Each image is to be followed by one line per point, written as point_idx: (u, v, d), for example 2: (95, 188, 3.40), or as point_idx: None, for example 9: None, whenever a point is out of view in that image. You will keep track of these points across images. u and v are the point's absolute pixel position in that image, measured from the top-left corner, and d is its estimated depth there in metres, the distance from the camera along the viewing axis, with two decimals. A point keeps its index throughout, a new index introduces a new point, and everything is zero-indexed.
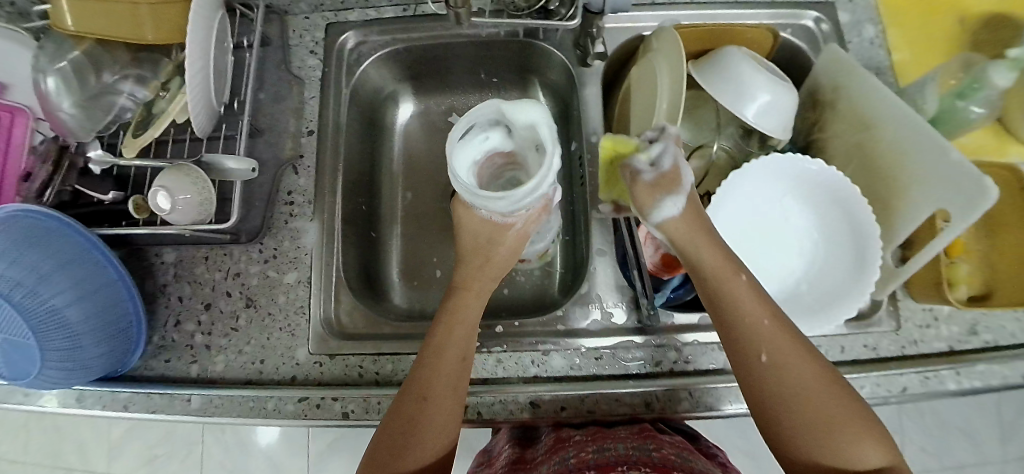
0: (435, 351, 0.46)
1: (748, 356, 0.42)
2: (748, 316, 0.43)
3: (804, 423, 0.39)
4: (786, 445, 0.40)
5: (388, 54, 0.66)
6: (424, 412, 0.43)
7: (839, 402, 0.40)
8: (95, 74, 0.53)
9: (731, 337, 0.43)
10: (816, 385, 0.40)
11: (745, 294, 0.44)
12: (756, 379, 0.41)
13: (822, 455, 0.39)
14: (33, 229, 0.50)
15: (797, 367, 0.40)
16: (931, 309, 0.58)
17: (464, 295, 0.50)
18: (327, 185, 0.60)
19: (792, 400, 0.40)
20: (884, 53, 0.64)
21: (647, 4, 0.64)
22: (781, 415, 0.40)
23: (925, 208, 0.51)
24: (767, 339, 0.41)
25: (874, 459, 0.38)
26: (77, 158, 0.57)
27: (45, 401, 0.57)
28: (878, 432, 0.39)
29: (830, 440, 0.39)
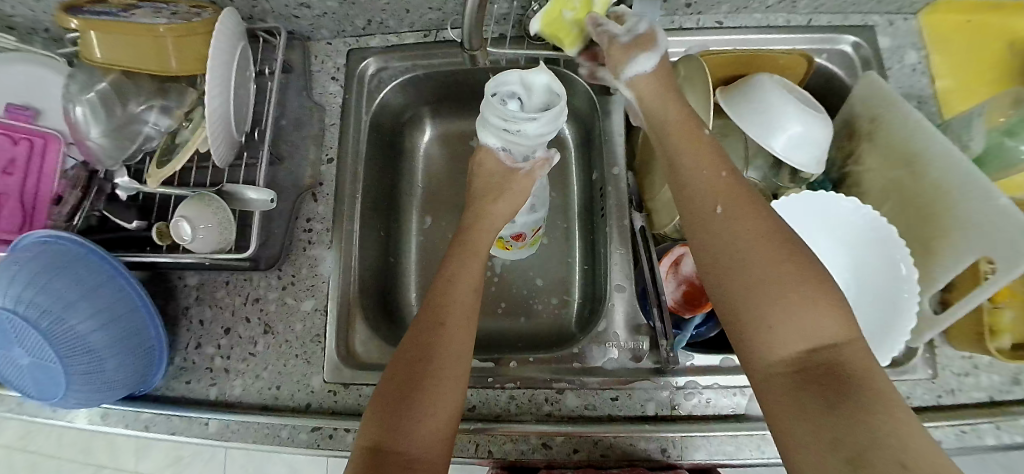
0: (447, 281, 0.49)
1: (702, 208, 0.40)
2: (701, 171, 0.42)
3: (757, 287, 0.36)
4: (739, 312, 0.37)
5: (408, 80, 0.66)
6: (439, 336, 0.45)
7: (792, 263, 0.37)
8: (121, 104, 0.55)
9: (685, 196, 0.42)
10: (769, 244, 0.37)
11: (701, 152, 0.43)
12: (707, 232, 0.40)
13: (777, 322, 0.35)
14: (61, 257, 0.52)
15: (751, 221, 0.38)
16: (970, 356, 0.55)
17: (466, 259, 0.51)
18: (346, 211, 0.61)
19: (743, 259, 0.37)
20: (926, 81, 0.61)
21: (674, 29, 0.62)
22: (733, 276, 0.37)
23: (968, 254, 0.48)
24: (721, 194, 0.40)
25: (831, 336, 0.35)
26: (105, 184, 0.60)
27: (74, 418, 0.59)
28: (841, 308, 0.36)
29: (785, 306, 0.35)
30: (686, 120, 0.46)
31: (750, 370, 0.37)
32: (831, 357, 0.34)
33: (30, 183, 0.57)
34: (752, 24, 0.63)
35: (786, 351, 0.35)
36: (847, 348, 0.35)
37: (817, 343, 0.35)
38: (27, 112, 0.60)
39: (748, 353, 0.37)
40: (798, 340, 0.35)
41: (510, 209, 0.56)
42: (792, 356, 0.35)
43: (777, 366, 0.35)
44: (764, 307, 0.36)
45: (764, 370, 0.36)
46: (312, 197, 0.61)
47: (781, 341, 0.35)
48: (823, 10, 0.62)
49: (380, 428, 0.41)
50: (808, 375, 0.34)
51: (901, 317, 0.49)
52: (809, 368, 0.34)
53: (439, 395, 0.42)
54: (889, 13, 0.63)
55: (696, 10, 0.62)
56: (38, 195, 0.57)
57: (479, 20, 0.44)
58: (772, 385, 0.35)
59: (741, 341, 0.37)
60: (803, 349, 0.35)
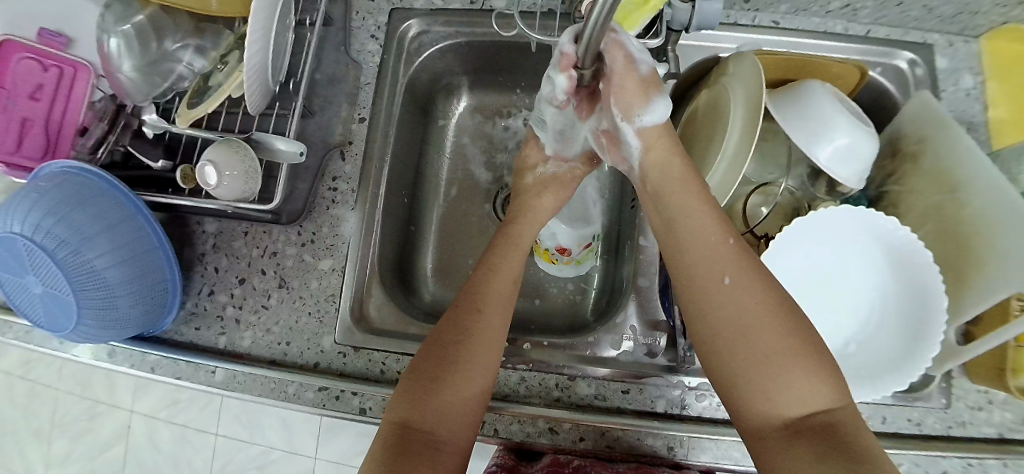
0: (489, 271, 0.50)
1: (708, 277, 0.42)
2: (708, 233, 0.43)
3: (758, 358, 0.39)
4: (738, 377, 0.40)
5: (448, 47, 0.64)
6: (479, 328, 0.46)
7: (794, 334, 0.39)
8: (156, 40, 0.54)
9: (690, 259, 0.44)
10: (773, 316, 0.39)
11: (708, 212, 0.44)
12: (708, 298, 0.42)
13: (775, 392, 0.38)
14: (83, 189, 0.51)
15: (756, 292, 0.40)
16: (986, 391, 0.54)
17: (509, 251, 0.52)
18: (373, 173, 0.60)
19: (747, 330, 0.39)
20: (979, 107, 0.59)
21: (728, 23, 0.61)
22: (734, 345, 0.40)
23: (1001, 291, 0.47)
24: (723, 261, 0.42)
25: (826, 401, 0.37)
26: (132, 119, 0.58)
27: (80, 352, 0.60)
28: (834, 375, 0.38)
29: (781, 378, 0.38)
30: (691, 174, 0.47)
31: (745, 426, 0.40)
32: (826, 421, 0.36)
33: (55, 112, 0.57)
34: (808, 28, 0.61)
35: (781, 416, 0.38)
36: (841, 414, 0.37)
37: (812, 409, 0.37)
38: (60, 39, 0.59)
39: (744, 413, 0.39)
40: (793, 405, 0.37)
41: (556, 202, 0.59)
42: (790, 419, 0.37)
43: (774, 428, 0.38)
44: (763, 375, 0.38)
45: (760, 429, 0.39)
46: (339, 155, 0.61)
47: (779, 407, 0.38)
48: (883, 22, 0.60)
49: (410, 406, 0.42)
50: (804, 438, 0.36)
51: (926, 341, 0.48)
52: (805, 430, 0.37)
53: (464, 400, 0.43)
54: (951, 32, 0.61)
55: (753, 7, 0.60)
56: (64, 123, 0.57)
57: (603, 31, 0.34)
58: (770, 445, 0.37)
59: (739, 402, 0.40)
60: (798, 413, 0.37)
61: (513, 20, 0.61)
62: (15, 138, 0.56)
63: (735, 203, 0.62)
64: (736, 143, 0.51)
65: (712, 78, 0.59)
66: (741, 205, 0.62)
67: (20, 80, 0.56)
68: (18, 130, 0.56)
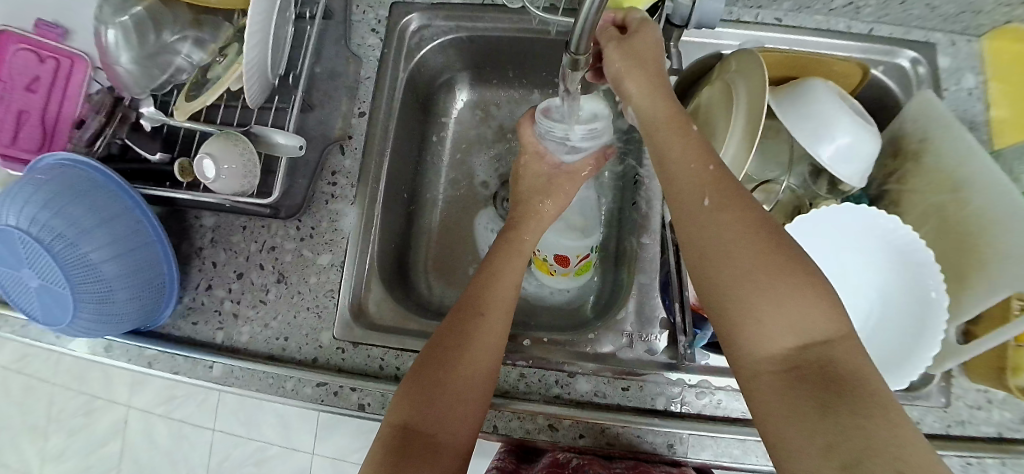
0: (490, 273, 0.50)
1: (691, 206, 0.40)
2: (689, 159, 0.42)
3: (746, 282, 0.36)
4: (728, 304, 0.37)
5: (450, 41, 0.64)
6: (478, 325, 0.46)
7: (783, 257, 0.37)
8: (155, 32, 0.53)
9: (674, 188, 0.42)
10: (759, 239, 0.37)
11: (688, 142, 0.43)
12: (693, 225, 0.40)
13: (768, 321, 0.35)
14: (81, 181, 0.51)
15: (741, 216, 0.38)
16: (986, 391, 0.54)
17: (512, 256, 0.52)
18: (373, 169, 0.59)
19: (733, 253, 0.37)
20: (981, 106, 0.59)
21: (729, 20, 0.61)
22: (720, 270, 0.37)
23: (1001, 290, 0.47)
24: (709, 187, 0.40)
25: (822, 333, 0.35)
26: (130, 112, 0.57)
27: (76, 346, 0.59)
28: (830, 305, 0.36)
29: (775, 305, 0.35)
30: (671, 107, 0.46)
31: (738, 362, 0.37)
32: (823, 354, 0.34)
33: (52, 103, 0.57)
34: (811, 26, 0.60)
35: (774, 347, 0.35)
36: (838, 345, 0.35)
37: (807, 340, 0.35)
38: (57, 30, 0.58)
39: (736, 349, 0.37)
40: (787, 334, 0.35)
41: (557, 209, 0.58)
42: (785, 353, 0.35)
43: (769, 361, 0.35)
44: (753, 300, 0.36)
45: (755, 367, 0.36)
46: (338, 149, 0.60)
47: (771, 336, 0.35)
48: (886, 20, 0.60)
49: (411, 407, 0.42)
50: (801, 372, 0.34)
51: (925, 339, 0.48)
52: (801, 365, 0.34)
53: (466, 400, 0.43)
54: (954, 31, 0.61)
55: (756, 4, 0.60)
56: (62, 116, 0.57)
57: (597, 24, 0.35)
58: (765, 381, 0.35)
59: (729, 337, 0.37)
60: (793, 344, 0.35)
61: (514, 16, 0.61)
62: (12, 131, 0.55)
63: None
64: (743, 124, 0.51)
65: (714, 75, 0.59)
66: None
67: (16, 73, 0.55)
68: (13, 122, 0.55)
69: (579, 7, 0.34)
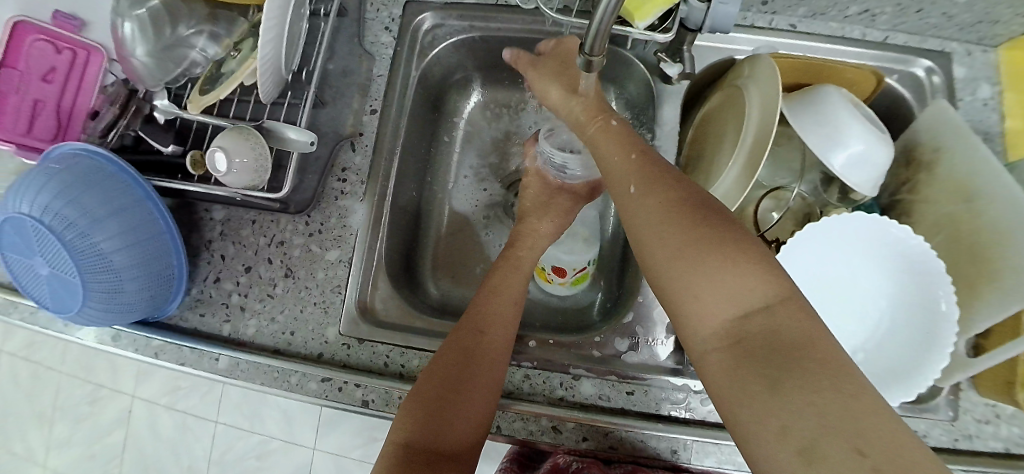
0: (490, 290, 0.51)
1: (621, 196, 0.42)
2: (617, 156, 0.45)
3: (673, 258, 0.36)
4: (666, 286, 0.37)
5: (462, 41, 0.64)
6: (479, 343, 0.46)
7: (706, 227, 0.36)
8: (171, 26, 0.54)
9: (610, 184, 0.44)
10: (681, 214, 0.37)
11: (615, 138, 0.47)
12: (627, 214, 0.41)
13: (700, 291, 0.35)
14: (93, 172, 0.51)
15: (663, 196, 0.39)
16: (995, 405, 0.54)
17: (511, 274, 0.53)
18: (382, 166, 0.59)
19: (659, 232, 0.38)
20: (997, 117, 0.58)
21: (744, 25, 0.60)
22: (649, 252, 0.38)
23: (1013, 304, 0.46)
24: (633, 174, 0.42)
25: (762, 297, 0.33)
26: (144, 105, 0.58)
27: (84, 335, 0.60)
28: (765, 264, 0.34)
29: (703, 274, 0.35)
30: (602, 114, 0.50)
31: (692, 348, 0.36)
32: (763, 321, 0.32)
33: (67, 94, 0.57)
34: (826, 33, 0.60)
35: (716, 322, 0.34)
36: (781, 307, 0.33)
37: (746, 307, 0.33)
38: (74, 22, 0.58)
39: (685, 329, 0.36)
40: (724, 305, 0.34)
41: (556, 227, 0.57)
42: (726, 325, 0.34)
43: (714, 339, 0.34)
44: (685, 277, 0.36)
45: (702, 347, 0.35)
46: (349, 146, 0.60)
47: (708, 310, 0.34)
48: (901, 29, 0.60)
49: (413, 426, 0.41)
50: (743, 346, 0.32)
51: (932, 356, 0.48)
52: (743, 337, 0.33)
53: (469, 418, 0.43)
54: (971, 41, 0.60)
55: (771, 9, 0.59)
56: (76, 106, 0.58)
57: (611, 26, 0.35)
58: (714, 361, 0.34)
59: (678, 318, 0.37)
60: (733, 314, 0.34)
61: (528, 16, 0.60)
62: (28, 120, 0.56)
63: (746, 206, 0.60)
64: (749, 149, 0.51)
65: (726, 81, 0.59)
66: (752, 209, 0.61)
67: (34, 62, 0.56)
68: (30, 112, 0.56)
69: (593, 8, 0.34)
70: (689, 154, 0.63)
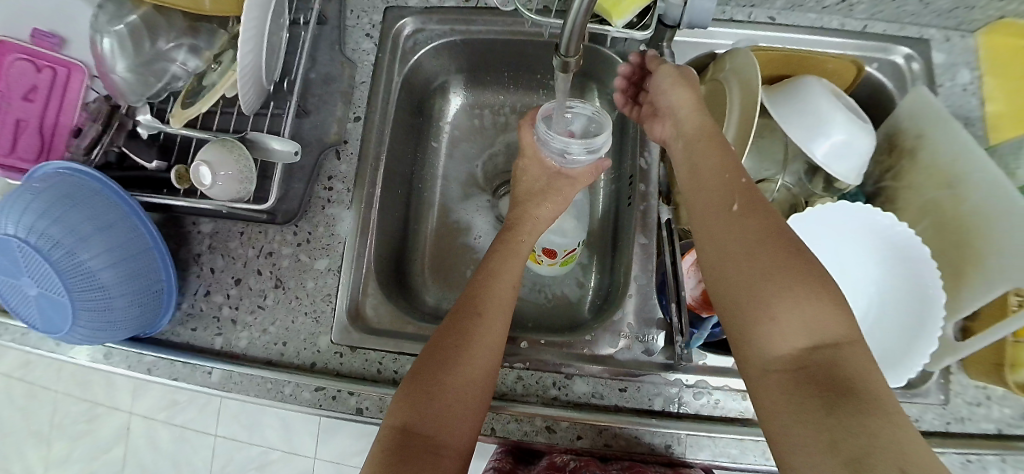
0: (490, 273, 0.51)
1: (719, 208, 0.42)
2: (710, 170, 0.45)
3: (762, 279, 0.38)
4: (743, 301, 0.38)
5: (443, 45, 0.64)
6: (478, 326, 0.46)
7: (798, 260, 0.38)
8: (150, 40, 0.53)
9: (702, 194, 0.44)
10: (777, 243, 0.39)
11: (717, 151, 0.46)
12: (719, 227, 0.42)
13: (781, 316, 0.37)
14: (79, 189, 0.51)
15: (764, 222, 0.40)
16: (984, 387, 0.54)
17: (509, 257, 0.52)
18: (368, 173, 0.59)
19: (751, 253, 0.39)
20: (976, 102, 0.59)
21: (722, 20, 0.60)
22: (738, 267, 0.39)
23: (998, 286, 0.47)
24: (737, 193, 0.42)
25: (834, 336, 0.36)
26: (127, 121, 0.58)
27: (75, 353, 0.60)
28: (845, 311, 0.37)
29: (791, 302, 0.36)
30: (697, 123, 0.49)
31: (749, 362, 0.38)
32: (832, 357, 0.35)
33: (50, 113, 0.58)
34: (805, 24, 0.60)
35: (786, 346, 0.36)
36: (847, 349, 0.35)
37: (819, 342, 0.36)
38: (53, 39, 0.58)
39: (749, 344, 0.38)
40: (798, 334, 0.36)
41: (554, 213, 0.57)
42: (795, 353, 0.36)
43: (778, 360, 0.36)
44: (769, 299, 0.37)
45: (763, 366, 0.37)
46: (335, 154, 0.60)
47: (784, 334, 0.36)
48: (879, 17, 0.60)
49: (409, 412, 0.42)
50: (809, 371, 0.35)
51: (920, 341, 0.48)
52: (809, 365, 0.35)
53: (466, 403, 0.43)
54: (948, 27, 0.61)
55: (749, 2, 0.60)
56: (59, 123, 0.58)
57: (586, 24, 0.35)
58: (773, 379, 0.36)
59: (744, 332, 0.38)
60: (804, 345, 0.36)
61: (508, 18, 0.61)
62: (10, 139, 0.56)
63: None
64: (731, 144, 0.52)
65: (709, 75, 0.59)
66: None
67: (13, 81, 0.56)
68: (13, 131, 0.56)
69: (568, 6, 0.34)
70: None
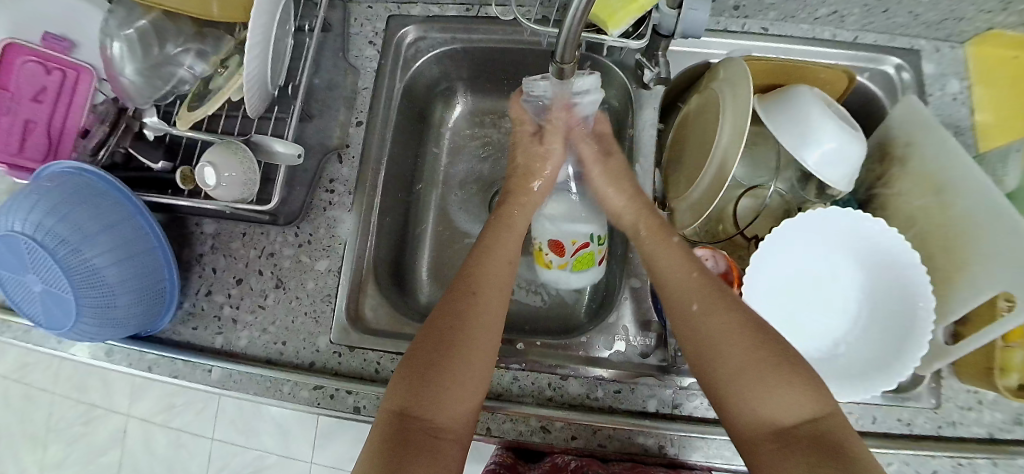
0: (485, 252, 0.52)
1: (679, 308, 0.46)
2: (669, 266, 0.48)
3: (732, 370, 0.41)
4: (722, 393, 0.41)
5: (444, 53, 0.66)
6: (475, 305, 0.47)
7: (761, 347, 0.41)
8: (159, 45, 0.55)
9: (664, 294, 0.47)
10: (739, 332, 0.42)
11: (670, 250, 0.49)
12: (686, 328, 0.45)
13: (757, 406, 0.39)
14: (85, 188, 0.52)
15: (724, 314, 0.43)
16: (976, 392, 0.55)
17: (502, 234, 0.54)
18: (369, 175, 0.61)
19: (718, 347, 0.42)
20: (965, 111, 0.60)
21: (717, 30, 0.62)
22: (709, 364, 0.42)
23: (986, 290, 0.47)
24: (694, 291, 0.46)
25: (810, 411, 0.38)
26: (133, 122, 0.60)
27: (77, 351, 0.61)
28: (817, 385, 0.39)
29: (763, 392, 0.39)
30: (651, 220, 0.53)
31: (740, 445, 0.40)
32: (813, 431, 0.37)
33: (57, 116, 0.58)
34: (797, 34, 0.62)
35: (767, 430, 0.39)
36: (826, 422, 0.38)
37: (798, 420, 0.38)
38: (63, 43, 0.60)
39: (736, 431, 0.40)
40: (777, 416, 0.38)
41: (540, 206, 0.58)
42: (778, 432, 0.38)
43: (764, 441, 0.38)
44: (742, 390, 0.40)
45: (752, 449, 0.39)
46: (337, 157, 0.62)
47: (764, 419, 0.39)
48: (870, 28, 0.62)
49: (408, 394, 0.42)
50: (794, 448, 0.37)
51: (910, 344, 0.49)
52: (794, 441, 0.37)
53: (465, 380, 0.43)
54: (938, 39, 0.62)
55: (743, 13, 0.61)
56: (65, 126, 0.59)
57: (581, 31, 0.36)
58: (762, 457, 0.38)
59: (730, 421, 0.41)
60: (785, 425, 0.38)
61: (508, 27, 0.62)
62: (18, 140, 0.58)
63: (725, 206, 0.62)
64: (723, 150, 0.53)
65: (703, 84, 0.60)
66: (731, 208, 0.62)
67: (24, 83, 0.58)
68: (21, 132, 0.58)
69: (563, 14, 0.35)
70: (670, 156, 0.65)
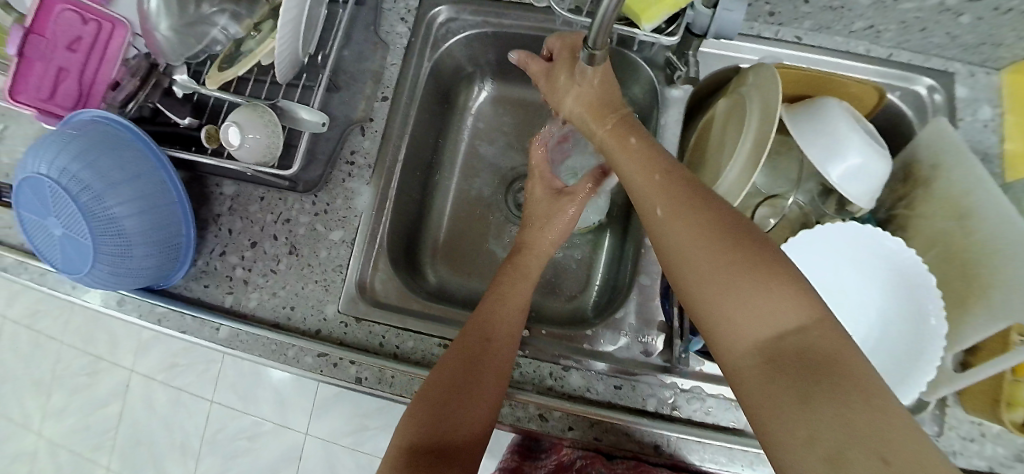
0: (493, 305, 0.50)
1: (647, 215, 0.42)
2: (640, 176, 0.44)
3: (704, 289, 0.36)
4: (698, 310, 0.37)
5: (475, 36, 0.66)
6: (481, 357, 0.46)
7: (737, 250, 0.36)
8: (195, 4, 0.56)
9: (635, 204, 0.44)
10: (709, 239, 0.37)
11: (636, 155, 0.46)
12: (657, 236, 0.41)
13: (730, 312, 0.35)
14: (111, 137, 0.53)
15: (692, 219, 0.38)
16: (980, 424, 0.54)
17: (513, 283, 0.53)
18: (389, 151, 0.61)
19: (688, 262, 0.38)
20: (995, 139, 0.59)
21: (751, 35, 0.61)
22: (682, 277, 0.38)
23: (1000, 320, 0.47)
24: (660, 195, 0.41)
25: (794, 320, 0.33)
26: (163, 78, 0.61)
27: (90, 298, 0.62)
28: (801, 288, 0.34)
29: (737, 298, 0.34)
30: (629, 132, 0.48)
31: (725, 366, 0.36)
32: (798, 343, 0.32)
33: (89, 65, 0.59)
34: (830, 47, 0.61)
35: (747, 344, 0.34)
36: (817, 330, 0.32)
37: (782, 329, 0.33)
38: None
39: (717, 348, 0.36)
40: (758, 328, 0.34)
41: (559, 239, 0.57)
42: (760, 345, 0.33)
43: (746, 357, 0.34)
44: (715, 301, 0.36)
45: (735, 369, 0.35)
46: (360, 130, 0.62)
47: (742, 331, 0.34)
48: (905, 47, 0.61)
49: (425, 416, 0.42)
50: (778, 364, 0.32)
51: (918, 366, 0.48)
52: (777, 357, 0.32)
53: (472, 425, 0.42)
54: (973, 63, 0.61)
55: (777, 21, 0.61)
56: (98, 78, 0.60)
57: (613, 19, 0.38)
58: (743, 379, 0.34)
59: (709, 339, 0.36)
60: (766, 336, 0.33)
61: (540, 15, 0.62)
62: (51, 85, 0.58)
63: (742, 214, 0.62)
64: (745, 154, 0.52)
65: (730, 89, 0.60)
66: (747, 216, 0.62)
67: (61, 32, 0.58)
68: (54, 78, 0.58)
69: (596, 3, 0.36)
70: (690, 158, 0.65)
